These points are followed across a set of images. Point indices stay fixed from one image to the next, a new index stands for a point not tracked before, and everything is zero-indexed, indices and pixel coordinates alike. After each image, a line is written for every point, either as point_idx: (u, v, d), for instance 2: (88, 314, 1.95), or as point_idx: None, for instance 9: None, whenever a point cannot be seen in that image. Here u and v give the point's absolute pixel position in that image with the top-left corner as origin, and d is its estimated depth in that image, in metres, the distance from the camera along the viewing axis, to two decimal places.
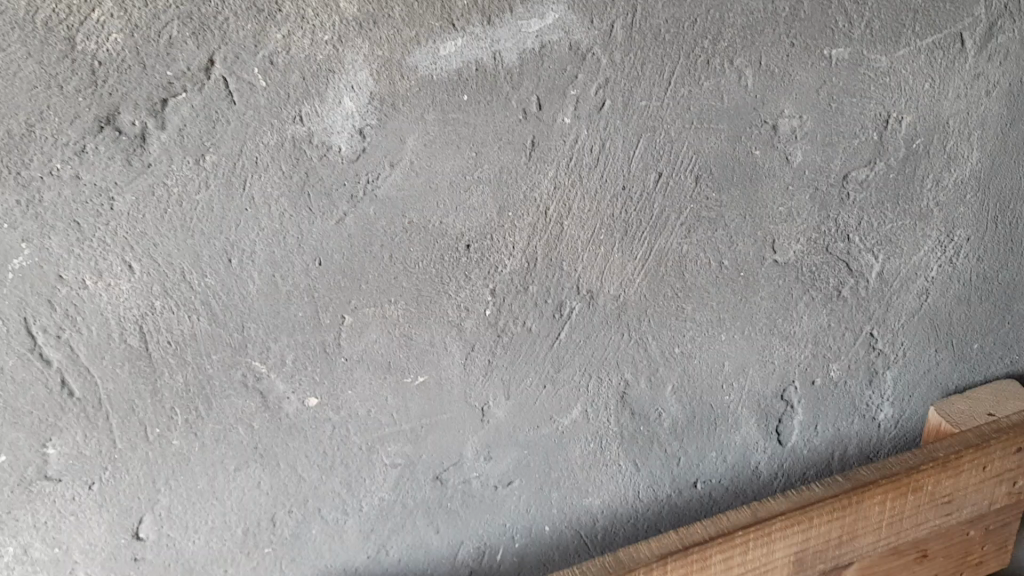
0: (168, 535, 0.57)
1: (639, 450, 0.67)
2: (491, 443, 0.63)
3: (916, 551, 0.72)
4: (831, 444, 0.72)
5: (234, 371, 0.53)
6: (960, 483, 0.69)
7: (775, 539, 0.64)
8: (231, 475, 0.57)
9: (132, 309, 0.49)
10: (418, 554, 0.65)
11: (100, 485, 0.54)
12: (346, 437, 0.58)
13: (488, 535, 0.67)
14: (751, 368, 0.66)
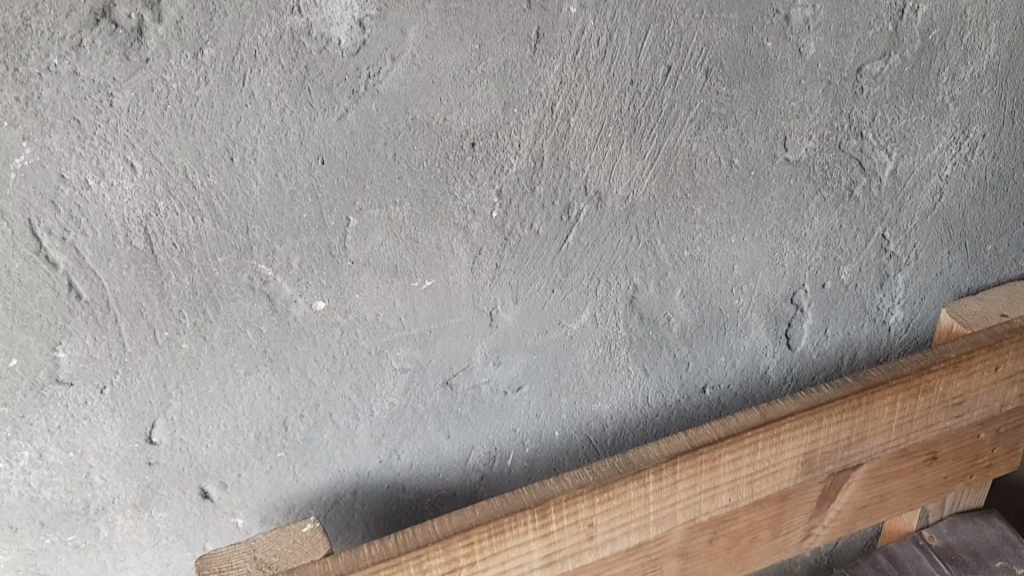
0: (181, 439, 0.58)
1: (648, 355, 0.67)
2: (501, 347, 0.63)
3: (926, 453, 0.72)
4: (841, 348, 0.72)
5: (241, 274, 0.53)
6: (972, 384, 0.68)
7: (784, 440, 0.65)
8: (242, 380, 0.57)
9: (136, 210, 0.48)
10: (430, 458, 0.66)
11: (112, 390, 0.54)
12: (354, 341, 0.58)
13: (499, 439, 0.67)
14: (761, 272, 0.66)
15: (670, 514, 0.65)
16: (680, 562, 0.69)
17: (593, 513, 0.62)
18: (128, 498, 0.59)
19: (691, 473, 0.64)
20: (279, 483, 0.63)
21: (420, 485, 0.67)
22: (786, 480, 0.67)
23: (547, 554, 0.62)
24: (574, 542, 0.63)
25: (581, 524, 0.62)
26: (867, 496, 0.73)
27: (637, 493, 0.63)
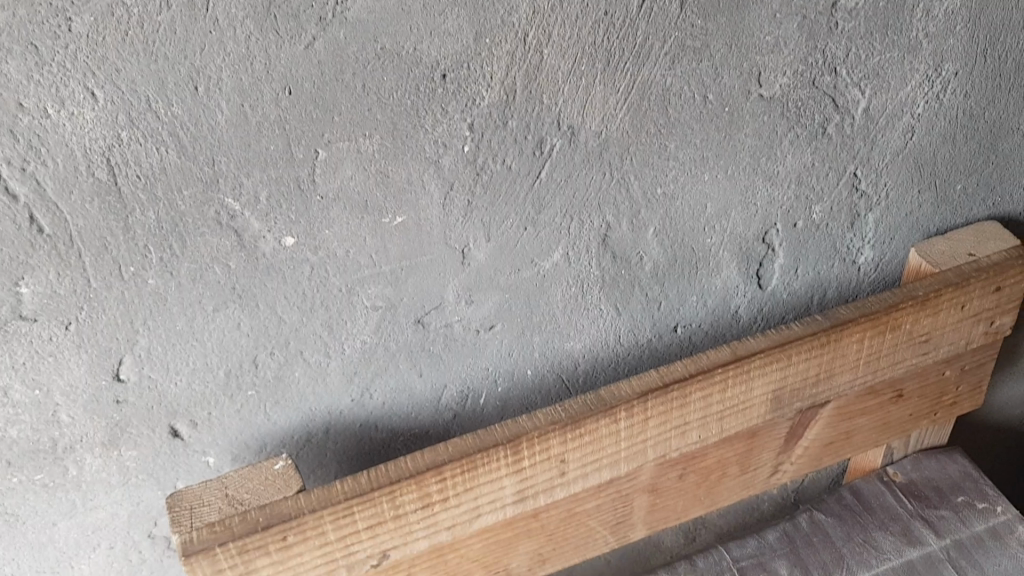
0: (150, 376, 0.57)
1: (620, 294, 0.67)
2: (473, 286, 0.62)
3: (891, 391, 0.74)
4: (812, 288, 0.73)
5: (208, 208, 0.52)
6: (938, 321, 0.70)
7: (753, 377, 0.66)
8: (211, 317, 0.56)
9: (98, 141, 0.47)
10: (402, 397, 0.66)
11: (77, 326, 0.53)
12: (325, 278, 0.58)
13: (471, 378, 0.67)
14: (733, 211, 0.66)
15: (641, 450, 0.66)
16: (650, 496, 0.71)
17: (565, 449, 0.63)
18: (97, 437, 0.59)
19: (662, 410, 0.64)
20: (250, 421, 0.62)
21: (393, 424, 0.67)
22: (755, 416, 0.68)
23: (519, 489, 0.63)
24: (545, 477, 0.64)
25: (552, 460, 0.63)
26: (833, 433, 0.74)
27: (609, 429, 0.63)
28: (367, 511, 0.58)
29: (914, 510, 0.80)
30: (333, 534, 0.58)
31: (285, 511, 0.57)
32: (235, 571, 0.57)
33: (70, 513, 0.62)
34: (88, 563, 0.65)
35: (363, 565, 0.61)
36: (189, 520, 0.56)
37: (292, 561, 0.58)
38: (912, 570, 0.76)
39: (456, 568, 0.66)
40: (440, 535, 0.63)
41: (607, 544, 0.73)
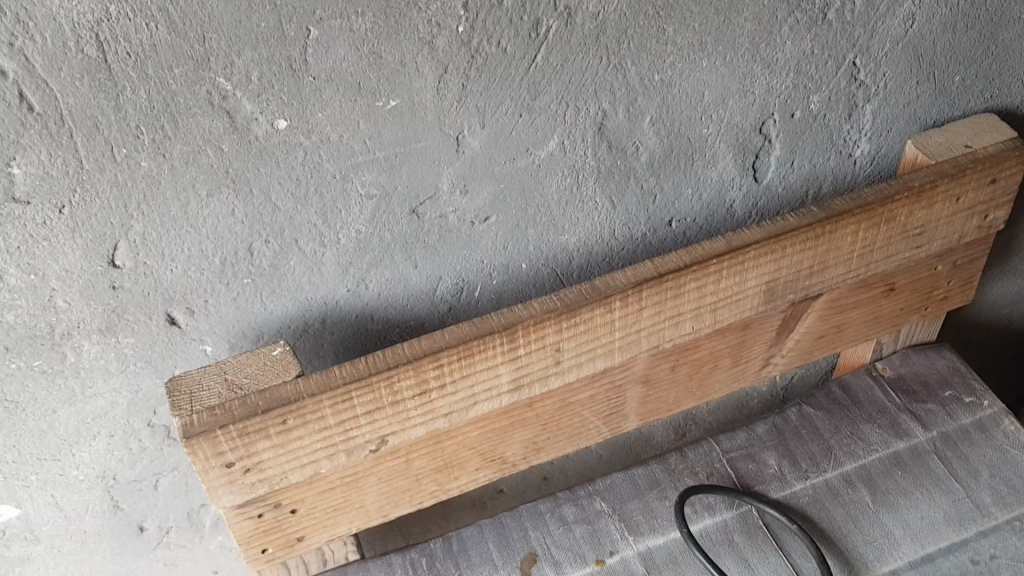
0: (145, 263, 0.57)
1: (616, 185, 0.66)
2: (467, 175, 0.61)
3: (883, 285, 0.74)
4: (807, 182, 0.73)
5: (199, 88, 0.51)
6: (933, 214, 0.70)
7: (748, 268, 0.66)
8: (205, 203, 0.56)
9: (86, 15, 0.46)
10: (397, 289, 0.66)
11: (71, 210, 0.53)
12: (318, 164, 0.57)
13: (466, 271, 0.67)
14: (731, 100, 0.65)
15: (636, 340, 0.67)
16: (643, 388, 0.72)
17: (560, 338, 0.63)
18: (94, 324, 0.59)
19: (657, 299, 0.65)
20: (247, 310, 0.62)
21: (388, 315, 0.68)
22: (748, 308, 0.69)
23: (514, 378, 0.64)
24: (541, 366, 0.65)
25: (548, 350, 0.64)
26: (824, 327, 0.75)
27: (604, 318, 0.64)
28: (365, 397, 0.59)
29: (902, 403, 0.82)
30: (332, 418, 0.59)
31: (285, 396, 0.57)
32: (236, 454, 0.58)
33: (69, 400, 0.62)
34: (88, 451, 0.66)
35: (362, 450, 0.62)
36: (188, 405, 0.57)
37: (292, 445, 0.59)
38: (898, 461, 0.78)
39: (453, 455, 0.68)
40: (437, 422, 0.64)
41: (600, 434, 0.74)
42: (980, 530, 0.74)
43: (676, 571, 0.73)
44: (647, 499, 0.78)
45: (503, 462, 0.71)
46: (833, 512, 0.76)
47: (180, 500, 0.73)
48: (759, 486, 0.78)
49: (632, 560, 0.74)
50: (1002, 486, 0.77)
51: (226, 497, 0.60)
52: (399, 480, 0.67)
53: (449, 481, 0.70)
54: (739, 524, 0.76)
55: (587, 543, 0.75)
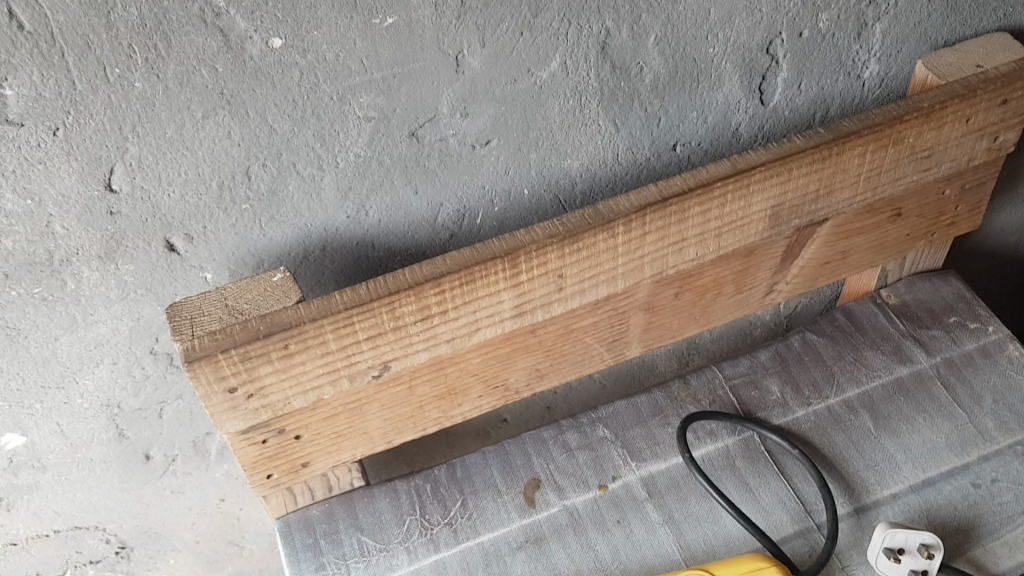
0: (143, 188, 0.56)
1: (619, 108, 0.65)
2: (468, 96, 0.60)
3: (890, 210, 0.73)
4: (814, 105, 0.71)
5: (191, 5, 0.50)
6: (942, 136, 0.69)
7: (753, 192, 0.65)
8: (201, 125, 0.55)
9: None
10: (398, 216, 0.65)
11: (65, 132, 0.52)
12: (314, 85, 0.56)
13: (468, 197, 0.66)
14: (737, 18, 0.63)
15: (639, 266, 0.66)
16: (646, 315, 0.72)
17: (563, 264, 0.63)
18: (93, 250, 0.58)
19: (660, 224, 0.64)
20: (246, 237, 0.62)
21: (388, 243, 0.67)
22: (753, 233, 0.68)
23: (517, 305, 0.64)
24: (543, 292, 0.64)
25: (550, 276, 0.63)
26: (829, 253, 0.74)
27: (607, 243, 0.63)
28: (367, 322, 0.59)
29: (906, 330, 0.82)
30: (334, 344, 0.59)
31: (286, 322, 0.57)
32: (239, 379, 0.58)
33: (71, 327, 0.62)
34: (92, 379, 0.66)
35: (364, 376, 0.62)
36: (189, 329, 0.57)
37: (295, 371, 0.59)
38: (901, 387, 0.79)
39: (456, 382, 0.68)
40: (439, 349, 0.64)
41: (603, 361, 0.74)
42: (982, 454, 0.75)
43: (678, 495, 0.74)
44: (649, 425, 0.78)
45: (506, 390, 0.71)
46: (835, 437, 0.77)
47: (186, 429, 0.74)
48: (762, 413, 0.79)
49: (635, 485, 0.75)
50: (1005, 411, 0.77)
51: (229, 423, 0.60)
52: (403, 407, 0.67)
53: (452, 408, 0.70)
54: (741, 450, 0.77)
55: (590, 469, 0.76)
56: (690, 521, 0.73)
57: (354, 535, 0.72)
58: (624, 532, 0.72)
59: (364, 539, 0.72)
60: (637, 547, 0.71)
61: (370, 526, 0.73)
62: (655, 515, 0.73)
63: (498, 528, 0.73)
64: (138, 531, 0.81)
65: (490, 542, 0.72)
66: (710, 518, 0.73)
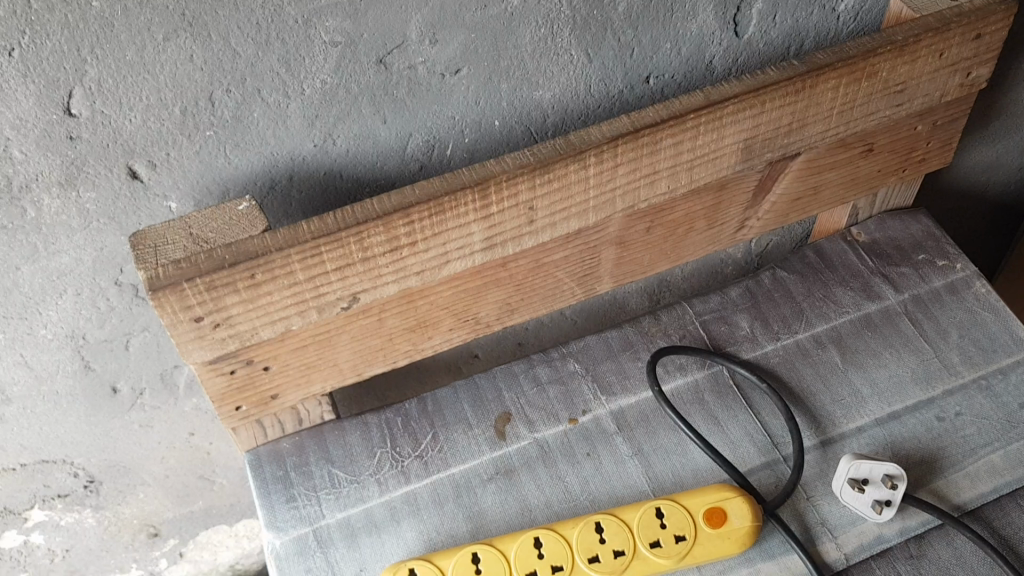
0: (103, 113, 0.55)
1: (592, 38, 0.64)
2: (437, 22, 0.59)
3: (862, 145, 0.73)
4: (788, 38, 0.71)
5: None
6: (915, 70, 0.68)
7: (725, 125, 0.64)
8: (162, 48, 0.53)
9: None
10: (366, 145, 0.64)
11: (21, 53, 0.51)
12: (278, 8, 0.54)
13: (438, 128, 0.65)
14: None
15: (610, 199, 0.66)
16: (618, 249, 0.72)
17: (533, 196, 0.62)
18: (54, 176, 0.57)
19: (632, 157, 0.63)
20: (210, 165, 0.60)
21: (357, 173, 0.66)
22: (725, 168, 0.68)
23: (487, 237, 0.63)
24: (514, 225, 0.64)
25: (521, 208, 0.63)
26: (801, 188, 0.74)
27: (578, 175, 0.63)
28: (335, 253, 0.58)
29: (875, 267, 0.83)
30: (301, 275, 0.58)
31: (252, 250, 0.56)
32: (205, 309, 0.57)
33: (32, 256, 0.61)
34: (55, 310, 0.65)
35: (333, 308, 0.62)
36: (153, 258, 0.56)
37: (262, 301, 0.59)
38: (869, 323, 0.80)
39: (426, 315, 0.68)
40: (409, 281, 0.63)
41: (574, 296, 0.74)
42: (947, 389, 0.76)
43: (647, 429, 0.75)
44: (620, 360, 0.79)
45: (476, 323, 0.71)
46: (802, 372, 0.78)
47: (153, 362, 0.73)
48: (731, 347, 0.79)
49: (605, 419, 0.75)
50: (970, 347, 0.78)
51: (196, 353, 0.60)
52: (372, 340, 0.67)
53: (422, 341, 0.70)
54: (710, 385, 0.77)
55: (560, 403, 0.76)
56: (658, 454, 0.73)
57: (324, 467, 0.73)
58: (594, 465, 0.73)
59: (334, 471, 0.73)
60: (606, 479, 0.72)
61: (341, 458, 0.73)
62: (624, 448, 0.74)
63: (468, 460, 0.73)
64: (107, 464, 0.81)
65: (460, 474, 0.73)
66: (679, 451, 0.73)
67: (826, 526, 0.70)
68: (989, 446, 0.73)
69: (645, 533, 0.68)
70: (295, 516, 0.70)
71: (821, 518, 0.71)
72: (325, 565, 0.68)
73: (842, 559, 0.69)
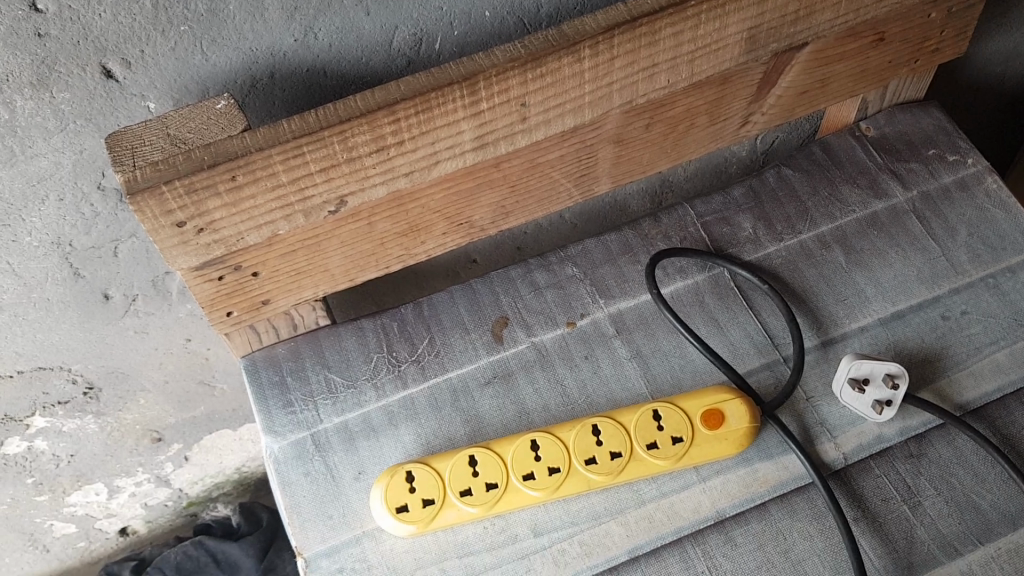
0: (70, 8, 0.52)
1: None
2: None
3: (872, 34, 0.70)
4: None
5: None
6: None
7: (728, 13, 0.61)
8: None
9: None
10: (350, 40, 0.61)
11: None
12: None
13: (425, 21, 0.62)
14: None
15: (607, 95, 0.63)
16: (615, 147, 0.69)
17: (525, 92, 0.59)
18: (24, 76, 0.54)
19: (629, 49, 0.60)
20: (187, 63, 0.58)
21: (341, 70, 0.63)
22: (727, 60, 0.65)
23: (478, 136, 0.61)
24: (506, 123, 0.61)
25: (513, 105, 0.60)
26: (807, 80, 0.71)
27: (572, 69, 0.60)
28: (318, 152, 0.56)
29: (883, 163, 0.80)
30: (284, 177, 0.56)
31: (231, 151, 0.54)
32: (187, 213, 0.55)
33: (10, 162, 0.59)
34: (39, 217, 0.64)
35: (320, 212, 0.60)
36: (131, 160, 0.54)
37: (245, 205, 0.57)
38: (875, 222, 0.78)
39: (418, 219, 0.66)
40: (398, 183, 0.61)
41: (571, 198, 0.72)
42: (953, 287, 0.75)
43: (645, 332, 0.74)
44: (619, 263, 0.77)
45: (470, 228, 0.70)
46: (806, 272, 0.76)
47: (143, 268, 0.72)
48: (732, 248, 0.78)
49: (603, 322, 0.74)
50: (980, 244, 0.77)
51: (181, 259, 0.59)
52: (363, 245, 0.66)
53: (416, 246, 0.68)
54: (710, 287, 0.76)
55: (558, 307, 0.75)
56: (657, 357, 0.73)
57: (320, 372, 0.72)
58: (592, 368, 0.72)
59: (331, 376, 0.72)
60: (605, 382, 0.72)
61: (337, 363, 0.73)
62: (622, 351, 0.73)
63: (466, 364, 0.73)
64: (105, 371, 0.81)
65: (457, 379, 0.72)
66: (678, 353, 0.73)
67: (825, 426, 0.71)
68: (994, 344, 0.73)
69: (642, 435, 0.67)
70: (293, 421, 0.70)
71: (820, 418, 0.71)
72: (324, 470, 0.69)
73: (841, 459, 0.69)
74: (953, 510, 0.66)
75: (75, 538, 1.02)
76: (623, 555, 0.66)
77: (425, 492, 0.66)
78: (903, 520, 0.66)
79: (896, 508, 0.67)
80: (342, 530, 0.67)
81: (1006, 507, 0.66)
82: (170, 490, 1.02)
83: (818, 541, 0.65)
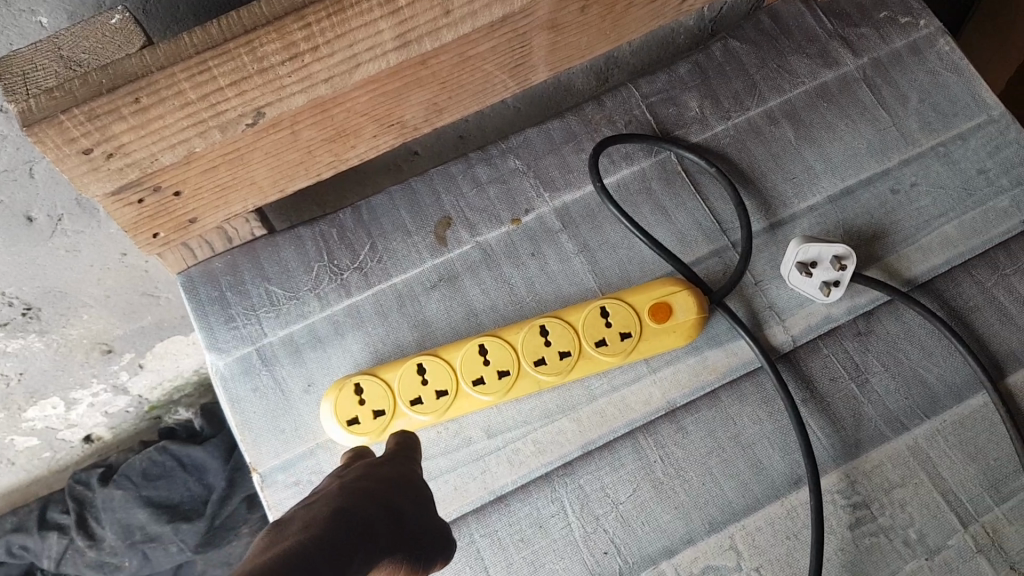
0: None
1: None
2: None
3: None
4: None
5: None
6: None
7: None
8: None
9: None
10: None
11: None
12: None
13: None
14: None
15: None
16: (549, 34, 0.66)
17: None
18: None
19: None
20: None
21: None
22: None
23: (399, 34, 0.56)
24: (427, 19, 0.56)
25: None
26: None
27: None
28: (226, 66, 0.52)
29: (833, 30, 0.77)
30: (192, 93, 0.52)
31: (130, 71, 0.50)
32: (92, 140, 0.52)
33: None
34: None
35: (237, 126, 0.57)
36: (24, 88, 0.50)
37: (156, 126, 0.53)
38: (825, 94, 0.75)
39: (344, 123, 0.63)
40: (317, 90, 0.57)
41: (506, 88, 0.70)
42: (903, 158, 0.73)
43: (592, 224, 0.72)
44: (562, 153, 0.74)
45: (402, 127, 0.67)
46: (754, 151, 0.74)
47: (63, 188, 0.68)
48: (679, 131, 0.75)
49: (549, 216, 0.72)
50: (930, 111, 0.74)
51: (95, 185, 0.56)
52: (289, 154, 0.63)
53: (346, 150, 0.66)
54: (657, 173, 0.74)
55: (502, 203, 0.73)
56: (604, 250, 0.71)
57: (260, 285, 0.70)
58: (538, 265, 0.71)
59: (272, 289, 0.70)
60: (553, 278, 0.71)
61: (277, 275, 0.71)
62: (569, 245, 0.71)
63: (409, 269, 0.71)
64: (41, 291, 0.78)
65: (402, 283, 0.71)
66: (625, 245, 0.71)
67: (773, 310, 0.70)
68: (944, 216, 0.72)
69: (591, 333, 0.67)
70: (236, 336, 0.69)
71: (769, 302, 0.71)
72: (271, 384, 0.68)
73: (790, 341, 0.70)
74: (900, 385, 0.67)
75: (39, 449, 1.02)
76: (577, 450, 0.67)
77: (375, 404, 0.66)
78: (850, 398, 0.67)
79: (844, 387, 0.68)
80: (295, 443, 0.67)
81: (952, 379, 0.67)
82: (129, 397, 1.02)
83: (767, 424, 0.66)
